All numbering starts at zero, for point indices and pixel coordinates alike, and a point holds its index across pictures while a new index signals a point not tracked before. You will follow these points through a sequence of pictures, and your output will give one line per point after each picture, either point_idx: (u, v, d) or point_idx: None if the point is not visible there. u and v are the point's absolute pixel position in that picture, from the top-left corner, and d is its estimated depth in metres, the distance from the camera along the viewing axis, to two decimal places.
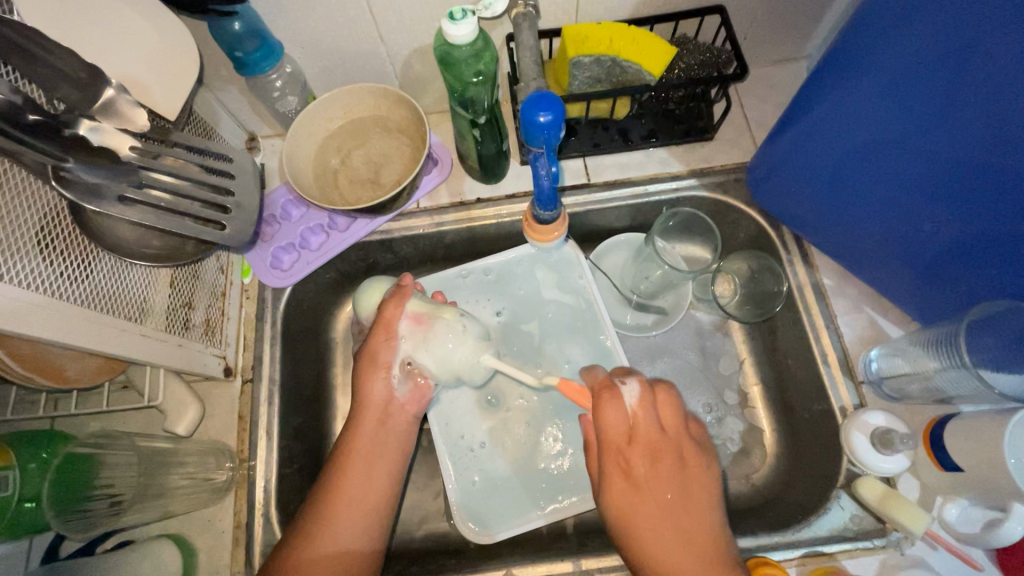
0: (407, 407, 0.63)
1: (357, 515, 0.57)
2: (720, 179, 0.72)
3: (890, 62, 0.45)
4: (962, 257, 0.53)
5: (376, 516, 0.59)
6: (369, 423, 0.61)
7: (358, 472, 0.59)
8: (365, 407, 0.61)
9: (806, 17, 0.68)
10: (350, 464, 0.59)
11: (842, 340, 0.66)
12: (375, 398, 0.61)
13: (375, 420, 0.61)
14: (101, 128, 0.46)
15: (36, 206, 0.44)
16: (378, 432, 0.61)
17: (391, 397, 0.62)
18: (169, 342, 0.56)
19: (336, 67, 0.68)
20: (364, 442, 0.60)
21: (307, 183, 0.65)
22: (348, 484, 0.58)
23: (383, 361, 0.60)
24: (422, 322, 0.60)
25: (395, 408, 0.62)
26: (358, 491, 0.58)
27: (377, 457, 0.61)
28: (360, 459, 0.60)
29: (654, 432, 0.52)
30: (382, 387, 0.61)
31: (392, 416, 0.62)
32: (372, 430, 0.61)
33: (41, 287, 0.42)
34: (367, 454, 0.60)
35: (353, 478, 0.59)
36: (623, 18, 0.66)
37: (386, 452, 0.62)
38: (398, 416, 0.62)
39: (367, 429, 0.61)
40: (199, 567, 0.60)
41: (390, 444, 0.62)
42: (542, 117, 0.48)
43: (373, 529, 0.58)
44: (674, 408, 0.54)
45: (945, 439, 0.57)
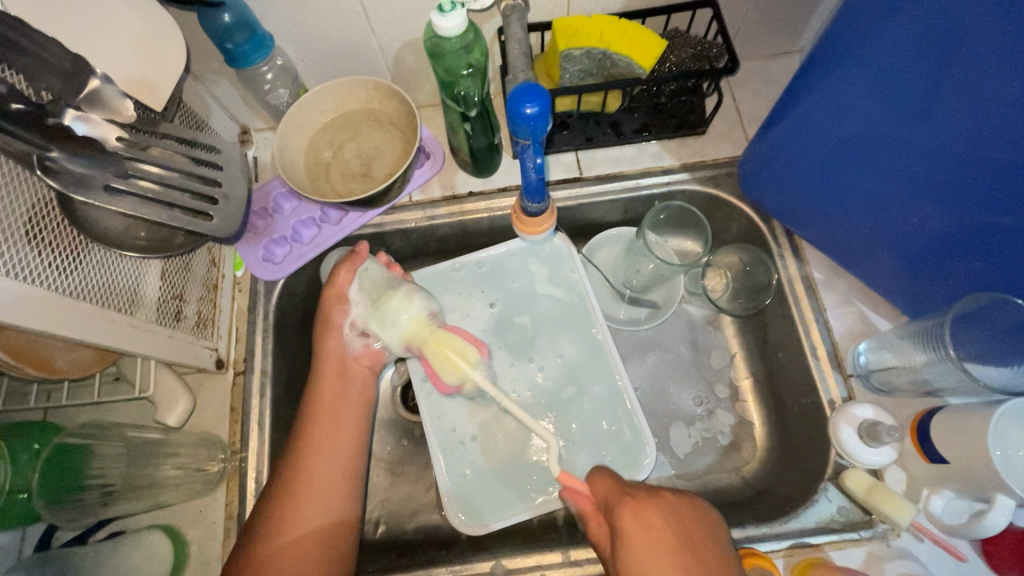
0: (365, 359, 0.67)
1: (328, 492, 0.59)
2: (711, 172, 0.72)
3: (876, 55, 0.45)
4: (949, 250, 0.53)
5: (351, 491, 0.61)
6: (329, 375, 0.64)
7: (327, 457, 0.60)
8: (324, 358, 0.65)
9: (798, 10, 0.68)
10: (316, 436, 0.61)
11: (832, 333, 0.66)
12: (331, 353, 0.65)
13: (334, 375, 0.65)
14: (88, 118, 0.46)
15: (23, 194, 0.44)
16: (338, 385, 0.64)
17: (346, 352, 0.66)
18: (160, 334, 0.56)
19: (328, 60, 0.68)
20: (325, 406, 0.63)
21: (299, 178, 0.66)
22: (318, 458, 0.60)
23: (335, 323, 0.65)
24: (374, 288, 0.65)
25: (351, 362, 0.66)
26: (325, 468, 0.59)
27: (340, 424, 0.62)
28: (326, 435, 0.61)
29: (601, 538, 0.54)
30: (336, 343, 0.65)
31: (350, 369, 0.66)
32: (334, 382, 0.64)
33: (31, 277, 0.42)
34: (332, 428, 0.62)
35: (319, 455, 0.60)
36: (615, 12, 0.66)
37: (347, 412, 0.64)
38: (355, 368, 0.66)
39: (329, 383, 0.64)
40: (190, 558, 0.60)
41: (353, 395, 0.65)
42: (528, 108, 0.48)
43: (346, 499, 0.60)
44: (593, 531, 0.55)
45: (931, 431, 0.57)
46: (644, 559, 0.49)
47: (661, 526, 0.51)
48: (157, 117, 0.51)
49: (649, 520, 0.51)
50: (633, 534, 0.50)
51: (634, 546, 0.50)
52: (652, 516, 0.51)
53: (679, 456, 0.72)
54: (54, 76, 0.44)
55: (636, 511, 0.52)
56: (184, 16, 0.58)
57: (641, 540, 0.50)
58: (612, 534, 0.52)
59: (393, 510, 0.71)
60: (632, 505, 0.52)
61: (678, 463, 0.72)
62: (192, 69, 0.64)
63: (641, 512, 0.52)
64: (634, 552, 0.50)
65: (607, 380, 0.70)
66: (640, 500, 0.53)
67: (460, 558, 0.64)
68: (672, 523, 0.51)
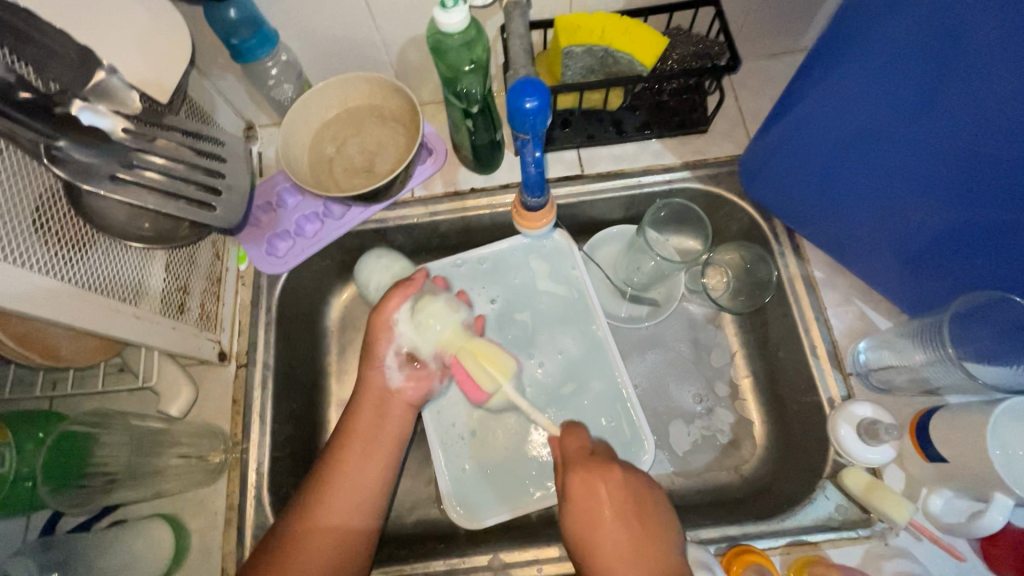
0: (405, 392, 0.65)
1: (351, 501, 0.59)
2: (713, 171, 0.72)
3: (875, 51, 0.45)
4: (949, 249, 0.53)
5: (373, 500, 0.60)
6: (367, 400, 0.64)
7: (354, 465, 0.60)
8: (364, 393, 0.64)
9: (800, 9, 0.68)
10: (348, 449, 0.61)
11: (832, 332, 0.66)
12: (373, 386, 0.64)
13: (371, 407, 0.63)
14: (94, 109, 0.45)
15: (30, 182, 0.45)
16: (375, 417, 0.63)
17: (387, 387, 0.64)
18: (164, 325, 0.57)
19: (332, 56, 0.68)
20: (362, 424, 0.62)
21: (303, 173, 0.67)
22: (347, 469, 0.60)
23: (379, 353, 0.64)
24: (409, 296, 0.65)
25: (392, 397, 0.64)
26: (352, 477, 0.60)
27: (376, 445, 0.62)
28: (359, 447, 0.61)
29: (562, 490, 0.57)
30: (378, 376, 0.64)
31: (389, 404, 0.64)
32: (370, 415, 0.63)
33: (38, 266, 0.43)
34: (364, 444, 0.61)
35: (346, 464, 0.60)
36: (617, 9, 0.66)
37: (382, 439, 0.63)
38: (393, 405, 0.64)
39: (365, 414, 0.63)
40: (191, 548, 0.61)
41: (389, 429, 0.63)
42: (528, 102, 0.49)
43: (366, 510, 0.59)
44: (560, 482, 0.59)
45: (930, 430, 0.57)
46: (580, 519, 0.52)
47: (604, 493, 0.53)
48: (163, 110, 0.52)
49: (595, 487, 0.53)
50: (576, 496, 0.53)
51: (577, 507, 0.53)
52: (596, 482, 0.53)
53: (677, 453, 0.72)
54: (62, 66, 0.44)
55: (584, 477, 0.54)
56: (190, 12, 0.59)
57: (583, 502, 0.53)
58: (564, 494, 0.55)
59: (392, 503, 0.72)
60: (579, 472, 0.54)
61: (677, 461, 0.72)
62: (198, 64, 0.65)
63: (586, 480, 0.53)
64: (575, 516, 0.52)
65: (607, 377, 0.70)
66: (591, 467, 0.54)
67: (458, 551, 0.64)
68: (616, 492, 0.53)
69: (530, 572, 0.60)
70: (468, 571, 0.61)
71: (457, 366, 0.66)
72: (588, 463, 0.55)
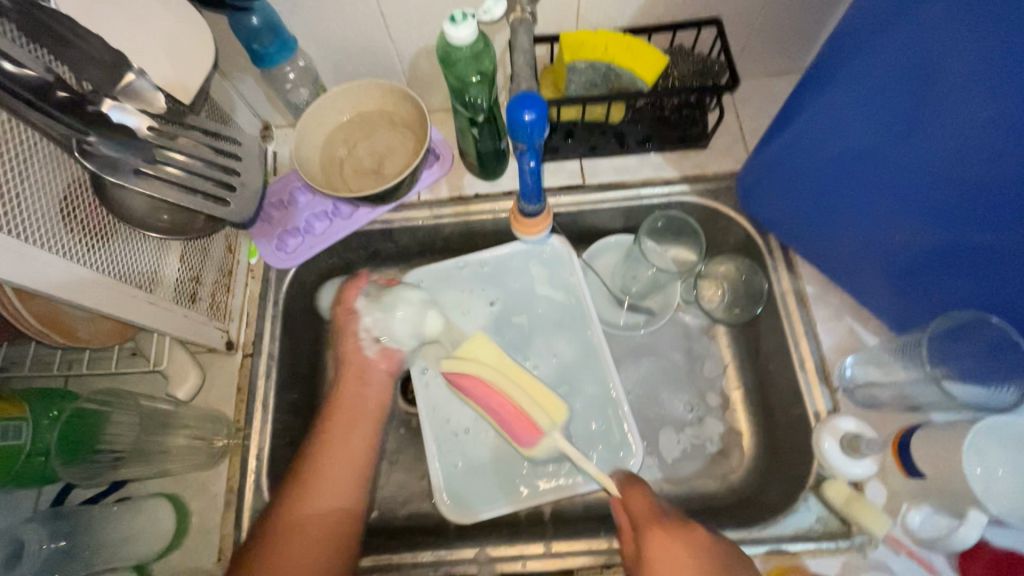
0: (382, 363, 0.69)
1: (340, 481, 0.61)
2: (711, 185, 0.74)
3: (867, 72, 0.48)
4: (932, 268, 0.54)
5: (360, 479, 0.62)
6: (348, 376, 0.68)
7: (338, 443, 0.63)
8: (347, 365, 0.69)
9: (800, 32, 0.70)
10: (332, 427, 0.64)
11: (821, 347, 0.67)
12: (351, 358, 0.69)
13: (353, 377, 0.68)
14: (123, 108, 0.49)
15: (57, 173, 0.48)
16: (356, 390, 0.67)
17: (366, 360, 0.69)
18: (175, 312, 0.60)
19: (347, 62, 0.72)
20: (345, 401, 0.66)
21: (314, 173, 0.70)
22: (332, 446, 0.62)
23: (349, 330, 0.70)
24: (377, 288, 0.72)
25: (371, 368, 0.69)
26: (338, 457, 0.62)
27: (357, 422, 0.65)
28: (342, 426, 0.64)
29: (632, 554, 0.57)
30: (353, 349, 0.69)
31: (369, 372, 0.69)
32: (354, 388, 0.67)
33: (62, 251, 0.47)
34: (349, 423, 0.65)
35: (332, 444, 0.62)
36: (622, 27, 0.69)
37: (363, 416, 0.66)
38: (375, 373, 0.69)
39: (349, 389, 0.67)
40: (191, 527, 0.63)
41: (368, 403, 0.67)
42: (526, 115, 0.52)
43: (355, 491, 0.61)
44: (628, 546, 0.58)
45: (911, 446, 0.58)
46: None
47: (688, 559, 0.52)
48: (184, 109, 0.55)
49: (680, 550, 0.53)
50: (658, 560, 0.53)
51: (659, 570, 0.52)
52: (678, 545, 0.53)
53: (666, 460, 0.73)
54: (95, 66, 0.47)
55: (666, 538, 0.54)
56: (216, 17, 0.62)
57: (666, 564, 0.52)
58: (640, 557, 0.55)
59: (386, 496, 0.73)
60: (660, 533, 0.54)
61: (665, 468, 0.73)
62: (220, 66, 0.69)
63: (667, 543, 0.54)
64: None
65: (599, 382, 0.72)
66: (672, 529, 0.55)
67: (446, 544, 0.66)
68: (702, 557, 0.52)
69: (515, 566, 0.62)
70: (454, 562, 0.63)
71: (470, 381, 0.64)
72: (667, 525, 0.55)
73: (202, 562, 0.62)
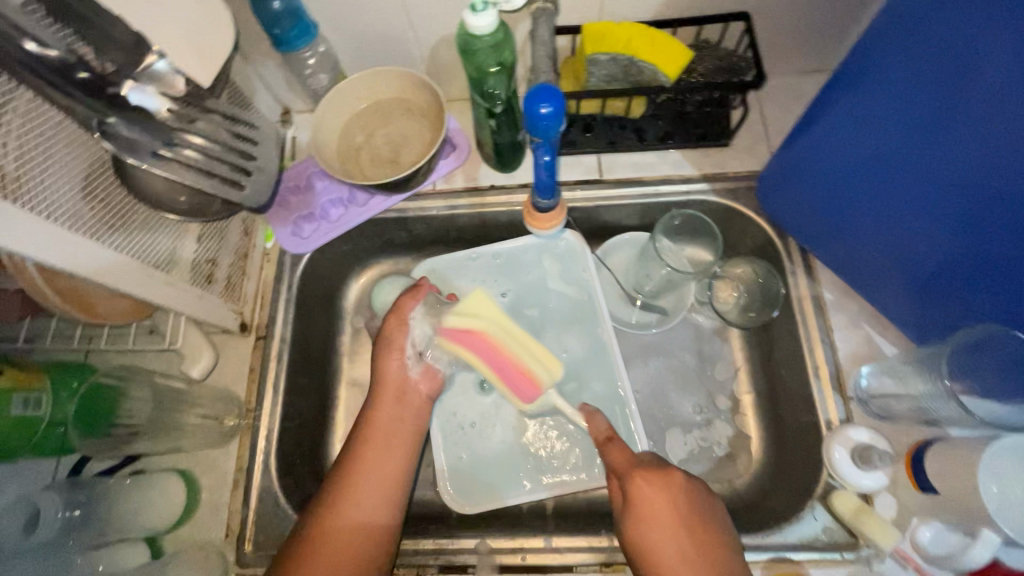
0: (422, 385, 0.68)
1: (378, 493, 0.60)
2: (731, 185, 0.73)
3: (896, 76, 0.46)
4: (957, 279, 0.52)
5: (394, 493, 0.61)
6: (387, 394, 0.66)
7: (376, 457, 0.62)
8: (383, 383, 0.66)
9: (831, 29, 0.68)
10: (370, 446, 0.62)
11: (836, 355, 0.66)
12: (392, 377, 0.66)
13: (392, 396, 0.66)
14: (143, 88, 0.48)
15: (78, 155, 0.49)
16: (395, 409, 0.65)
17: (405, 377, 0.67)
18: (191, 293, 0.61)
19: (367, 49, 0.71)
20: (382, 420, 0.64)
21: (331, 159, 0.70)
22: (370, 460, 0.61)
23: (397, 344, 0.66)
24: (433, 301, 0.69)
25: (410, 387, 0.67)
26: (377, 471, 0.61)
27: (395, 438, 0.64)
28: (380, 439, 0.63)
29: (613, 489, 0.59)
30: (396, 366, 0.66)
31: (408, 393, 0.67)
32: (392, 407, 0.65)
33: (84, 230, 0.48)
34: (386, 438, 0.63)
35: (369, 457, 0.61)
36: (646, 19, 0.67)
37: (402, 431, 0.65)
38: (413, 395, 0.67)
39: (387, 407, 0.65)
40: (201, 503, 0.65)
41: (407, 419, 0.65)
42: (543, 109, 0.51)
43: (389, 506, 0.60)
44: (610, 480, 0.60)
45: (925, 461, 0.57)
46: (645, 524, 0.53)
47: (668, 505, 0.54)
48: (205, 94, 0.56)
49: (665, 492, 0.55)
50: (635, 497, 0.55)
51: (640, 509, 0.54)
52: (660, 486, 0.55)
53: (672, 461, 0.72)
54: (119, 51, 0.47)
55: (651, 483, 0.55)
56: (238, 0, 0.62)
57: (648, 503, 0.54)
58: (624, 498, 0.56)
59: None
60: (646, 484, 0.55)
61: None
62: (242, 49, 0.69)
63: (648, 489, 0.55)
64: (636, 516, 0.54)
65: (608, 380, 0.72)
66: (656, 473, 0.56)
67: (448, 532, 0.66)
68: (680, 500, 0.54)
69: (514, 560, 0.62)
70: (454, 551, 0.63)
71: (468, 343, 0.66)
72: (650, 468, 0.56)
73: (211, 537, 0.63)
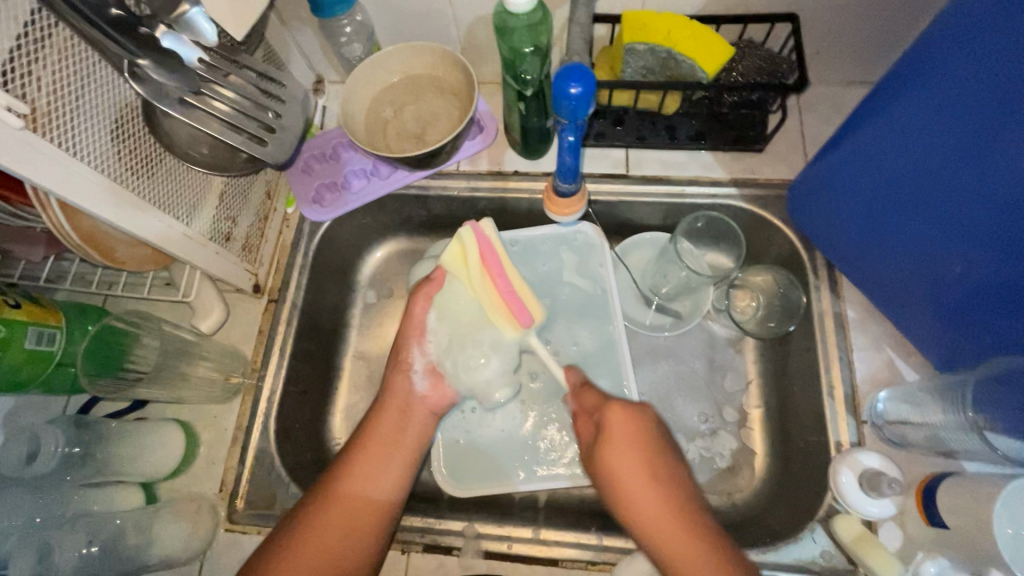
0: (428, 400, 0.67)
1: (369, 493, 0.59)
2: (762, 192, 0.71)
3: (945, 85, 0.43)
4: (991, 306, 0.49)
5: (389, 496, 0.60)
6: (391, 408, 0.65)
7: (370, 461, 0.61)
8: (389, 398, 0.65)
9: (884, 39, 0.65)
10: (366, 449, 0.62)
11: (854, 376, 0.63)
12: (396, 392, 0.66)
13: (397, 412, 0.65)
14: (175, 35, 0.51)
15: (111, 95, 0.49)
16: (398, 422, 0.64)
17: (413, 393, 0.66)
18: (208, 248, 0.61)
19: (403, 22, 0.71)
20: (385, 426, 0.64)
21: (358, 130, 0.69)
22: (364, 465, 0.60)
23: (405, 362, 0.67)
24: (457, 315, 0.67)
25: (416, 403, 0.66)
26: (370, 477, 0.60)
27: (396, 449, 0.63)
28: (379, 444, 0.62)
29: (583, 419, 0.63)
30: (403, 382, 0.66)
31: (412, 409, 0.66)
32: (394, 418, 0.64)
33: (106, 171, 0.48)
34: (386, 444, 0.63)
35: (365, 464, 0.61)
36: (690, 13, 0.65)
37: (405, 440, 0.64)
38: (417, 410, 0.66)
39: (388, 416, 0.64)
40: (198, 456, 0.66)
41: (410, 435, 0.65)
42: (571, 88, 0.50)
43: (382, 509, 0.59)
44: (578, 410, 0.64)
45: (937, 495, 0.54)
46: (620, 456, 0.58)
47: (637, 436, 0.59)
48: (239, 50, 0.58)
49: (636, 427, 0.59)
50: (606, 431, 0.59)
51: (615, 441, 0.58)
52: (637, 420, 0.59)
53: None
54: None
55: (626, 415, 0.59)
56: None
57: (624, 437, 0.58)
58: (597, 433, 0.60)
59: None
60: (620, 410, 0.60)
61: None
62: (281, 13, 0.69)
63: (625, 422, 0.59)
64: (609, 448, 0.58)
65: (613, 378, 0.71)
66: (632, 409, 0.60)
67: (436, 512, 0.65)
68: (651, 434, 0.59)
69: (500, 547, 0.62)
70: (442, 532, 0.63)
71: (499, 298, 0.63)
72: (625, 403, 0.60)
73: (204, 491, 0.64)
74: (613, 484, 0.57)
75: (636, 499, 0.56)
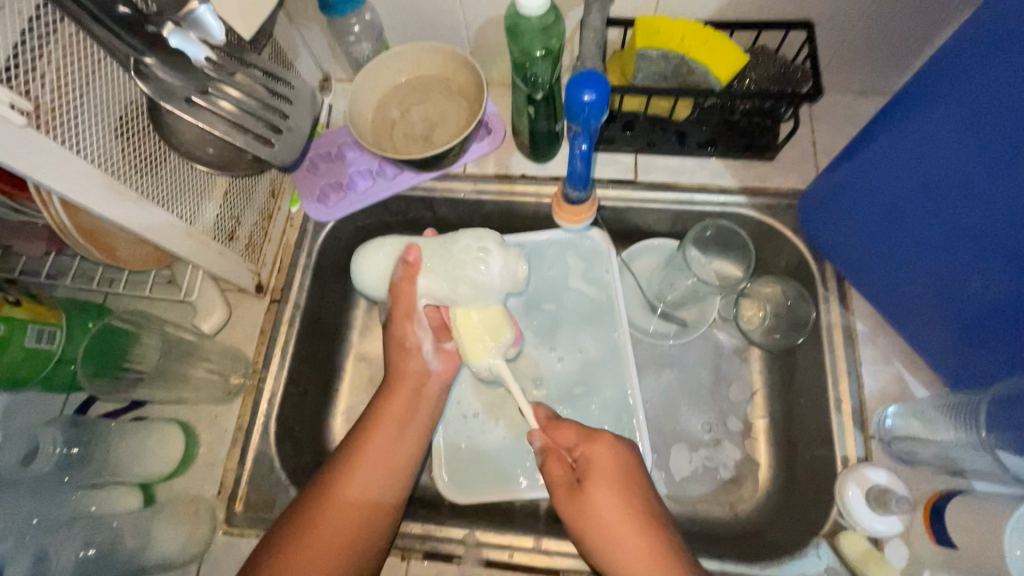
0: (442, 373, 0.67)
1: (377, 474, 0.58)
2: (771, 201, 0.70)
3: (968, 97, 0.42)
4: (1006, 323, 0.49)
5: (397, 477, 0.59)
6: (402, 387, 0.63)
7: (381, 440, 0.60)
8: (398, 377, 0.64)
9: (900, 49, 0.64)
10: (375, 429, 0.60)
11: (862, 390, 0.63)
12: (410, 371, 0.64)
13: (408, 389, 0.64)
14: (183, 32, 0.48)
15: (115, 93, 0.48)
16: (409, 399, 0.63)
17: (425, 369, 0.65)
18: (211, 248, 0.60)
19: (412, 22, 0.70)
20: (395, 405, 0.62)
21: (364, 130, 0.68)
22: (370, 448, 0.59)
23: (409, 343, 0.63)
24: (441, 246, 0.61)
25: (429, 377, 0.65)
26: (377, 458, 0.59)
27: (406, 428, 0.62)
28: (389, 422, 0.61)
29: (557, 460, 0.58)
30: (416, 361, 0.64)
31: (426, 385, 0.65)
32: (404, 398, 0.63)
33: (110, 170, 0.47)
34: (397, 423, 0.61)
35: (373, 446, 0.59)
36: (703, 19, 0.64)
37: (415, 418, 0.63)
38: (429, 388, 0.65)
39: (398, 394, 0.63)
40: (198, 457, 0.65)
41: (421, 411, 0.64)
42: (586, 95, 0.50)
43: (391, 490, 0.58)
44: (550, 449, 0.59)
45: (946, 513, 0.54)
46: (608, 496, 0.53)
47: (623, 471, 0.55)
48: (247, 48, 0.57)
49: (622, 460, 0.56)
50: (589, 467, 0.55)
51: (601, 478, 0.54)
52: (623, 453, 0.56)
53: (674, 477, 0.69)
54: None
55: (610, 448, 0.56)
56: None
57: (610, 471, 0.55)
58: (580, 470, 0.56)
59: None
60: (607, 442, 0.56)
61: (672, 484, 0.69)
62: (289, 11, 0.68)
63: (609, 456, 0.56)
64: (597, 485, 0.54)
65: (618, 387, 0.70)
66: (616, 442, 0.57)
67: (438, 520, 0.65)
68: (636, 470, 0.55)
69: (501, 556, 0.61)
70: (441, 540, 0.63)
71: None
72: (607, 437, 0.57)
73: (203, 492, 0.63)
74: (598, 528, 0.52)
75: (626, 544, 0.51)
